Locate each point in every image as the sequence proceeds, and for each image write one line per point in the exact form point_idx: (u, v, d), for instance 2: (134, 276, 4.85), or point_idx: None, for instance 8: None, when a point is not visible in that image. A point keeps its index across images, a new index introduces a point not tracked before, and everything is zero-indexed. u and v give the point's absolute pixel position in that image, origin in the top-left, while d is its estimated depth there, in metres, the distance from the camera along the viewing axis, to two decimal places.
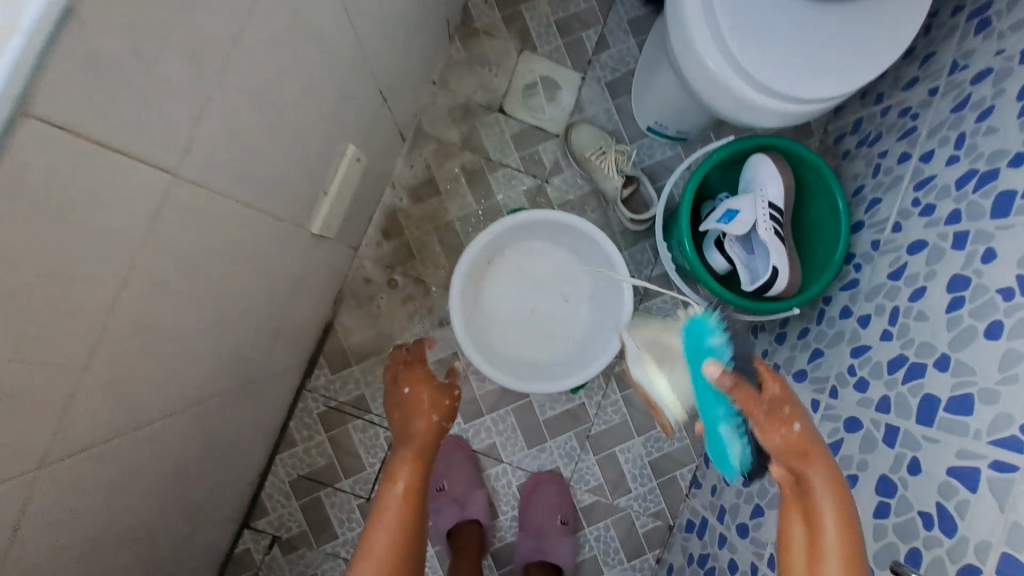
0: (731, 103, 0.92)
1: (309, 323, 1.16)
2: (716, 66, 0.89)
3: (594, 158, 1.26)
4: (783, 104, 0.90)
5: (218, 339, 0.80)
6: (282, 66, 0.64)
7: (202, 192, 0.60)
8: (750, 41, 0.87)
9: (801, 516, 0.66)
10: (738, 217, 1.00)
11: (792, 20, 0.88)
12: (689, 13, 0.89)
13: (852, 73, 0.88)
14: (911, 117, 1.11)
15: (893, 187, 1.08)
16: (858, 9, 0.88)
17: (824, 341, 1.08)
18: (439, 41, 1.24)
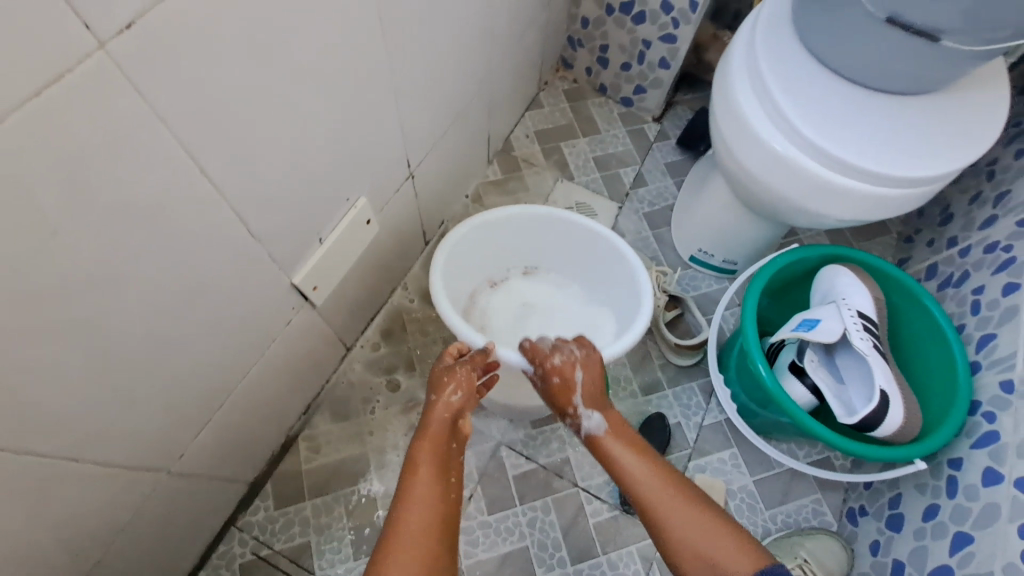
0: (786, 174, 0.80)
1: (268, 427, 0.92)
2: (768, 134, 0.80)
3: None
4: (847, 179, 0.77)
5: (131, 386, 0.60)
6: (310, 75, 0.60)
7: (178, 137, 0.49)
8: (816, 114, 0.77)
9: (645, 499, 0.65)
10: (820, 325, 0.79)
11: (855, 101, 0.79)
12: (733, 75, 0.84)
13: (938, 156, 0.75)
14: (1002, 250, 0.96)
15: (1005, 320, 0.87)
16: (927, 97, 0.79)
17: (969, 521, 0.75)
18: (478, 158, 1.25)
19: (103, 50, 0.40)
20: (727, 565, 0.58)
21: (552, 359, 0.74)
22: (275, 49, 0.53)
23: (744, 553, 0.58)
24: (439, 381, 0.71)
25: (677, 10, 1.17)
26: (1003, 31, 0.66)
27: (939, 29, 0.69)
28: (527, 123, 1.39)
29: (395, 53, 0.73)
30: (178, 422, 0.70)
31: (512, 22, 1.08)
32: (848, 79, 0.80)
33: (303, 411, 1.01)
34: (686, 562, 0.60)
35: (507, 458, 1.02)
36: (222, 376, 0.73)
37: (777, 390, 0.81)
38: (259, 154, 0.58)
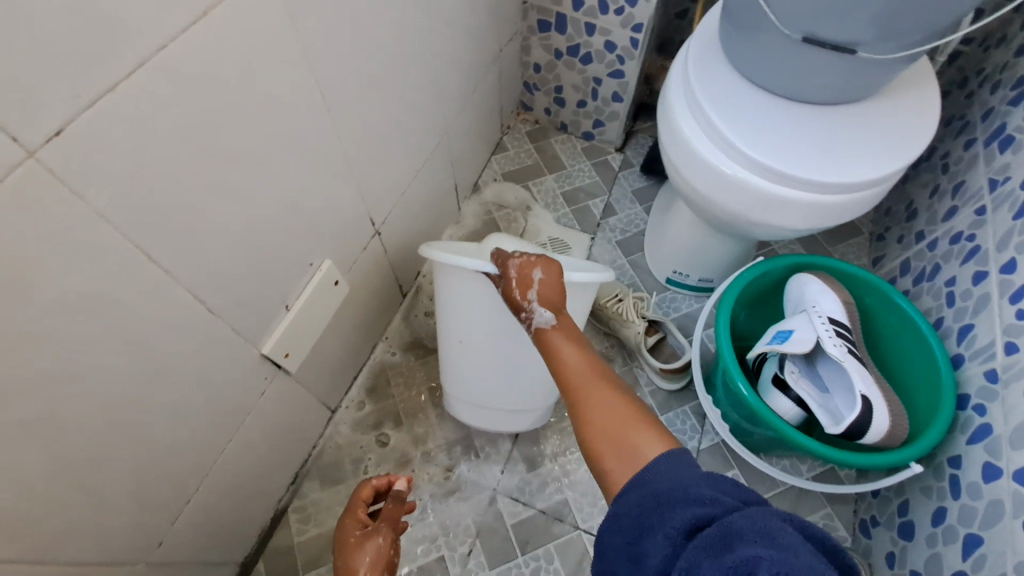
0: (750, 200, 0.82)
1: (253, 501, 0.90)
2: (725, 166, 0.81)
3: (609, 305, 1.10)
4: (808, 195, 0.79)
5: (100, 479, 0.60)
6: (256, 155, 0.62)
7: (121, 231, 0.50)
8: (759, 134, 0.80)
9: (578, 388, 0.65)
10: (793, 337, 0.79)
11: (793, 117, 0.82)
12: (678, 113, 0.86)
13: (880, 158, 0.78)
14: (966, 239, 0.97)
15: (979, 310, 0.87)
16: (857, 105, 0.82)
17: (977, 521, 0.72)
18: (448, 207, 1.27)
19: (34, 158, 0.41)
20: (637, 441, 0.56)
21: (515, 259, 0.72)
22: (215, 136, 0.55)
23: (653, 436, 0.55)
24: (354, 550, 0.74)
25: (619, 48, 1.22)
26: (913, 35, 0.69)
27: (853, 42, 0.72)
28: (494, 167, 1.43)
29: (342, 121, 0.76)
30: (153, 509, 0.69)
31: (463, 77, 1.13)
32: (783, 96, 0.83)
33: (291, 481, 0.99)
34: (600, 441, 0.58)
35: (504, 507, 0.99)
36: (197, 455, 0.72)
37: (761, 406, 0.80)
38: (211, 235, 0.60)
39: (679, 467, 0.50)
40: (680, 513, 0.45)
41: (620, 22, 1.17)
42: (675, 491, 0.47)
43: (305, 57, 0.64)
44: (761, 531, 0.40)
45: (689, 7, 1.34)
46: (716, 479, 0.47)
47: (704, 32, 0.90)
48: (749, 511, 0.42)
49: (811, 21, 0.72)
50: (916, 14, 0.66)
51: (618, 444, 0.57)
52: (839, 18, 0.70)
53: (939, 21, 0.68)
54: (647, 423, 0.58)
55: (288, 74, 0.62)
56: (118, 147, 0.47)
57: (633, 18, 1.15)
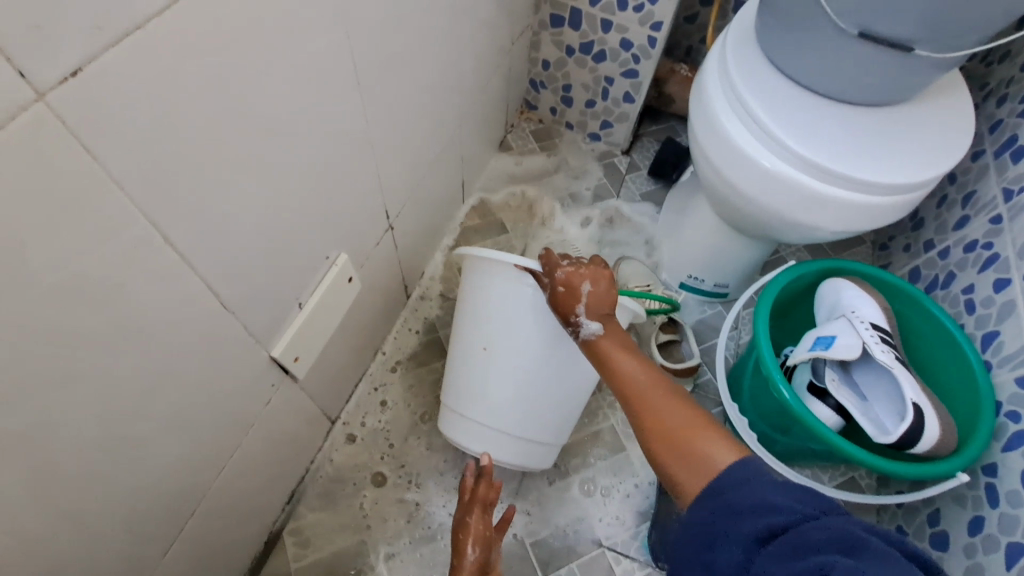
0: (796, 199, 0.78)
1: (248, 522, 0.80)
2: (772, 163, 0.78)
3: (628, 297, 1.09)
4: (857, 194, 0.76)
5: (86, 500, 0.50)
6: (281, 128, 0.54)
7: (137, 202, 0.42)
8: (801, 130, 0.77)
9: (637, 400, 0.62)
10: (839, 341, 0.76)
11: (835, 115, 0.79)
12: (718, 109, 0.83)
13: (925, 160, 0.76)
14: (982, 248, 0.98)
15: (1004, 316, 0.87)
16: (898, 107, 0.80)
17: (1019, 530, 0.71)
18: (454, 203, 1.21)
19: (43, 102, 0.34)
20: (705, 448, 0.52)
21: (562, 266, 0.69)
22: (241, 97, 0.48)
23: (724, 443, 0.52)
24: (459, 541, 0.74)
25: (635, 46, 1.19)
26: (972, 34, 0.68)
27: (908, 39, 0.70)
28: (498, 165, 1.37)
29: (369, 100, 0.69)
30: (142, 534, 0.60)
31: (478, 67, 1.08)
32: (823, 94, 0.81)
33: (286, 499, 0.90)
34: (670, 451, 0.55)
35: (523, 524, 0.93)
36: (194, 472, 0.63)
37: (806, 414, 0.76)
38: (230, 214, 0.52)
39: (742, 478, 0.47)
40: (754, 520, 0.42)
41: (639, 19, 1.14)
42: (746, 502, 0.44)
43: (339, 20, 0.57)
44: (842, 544, 0.38)
45: (699, 12, 1.33)
46: (787, 487, 0.43)
47: (740, 29, 0.87)
48: (826, 518, 0.40)
49: (869, 15, 0.69)
50: (977, 10, 0.64)
51: (686, 453, 0.53)
52: (899, 13, 0.68)
53: (998, 19, 0.66)
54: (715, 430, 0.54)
55: (322, 39, 0.55)
56: (139, 99, 0.39)
57: (652, 16, 1.13)
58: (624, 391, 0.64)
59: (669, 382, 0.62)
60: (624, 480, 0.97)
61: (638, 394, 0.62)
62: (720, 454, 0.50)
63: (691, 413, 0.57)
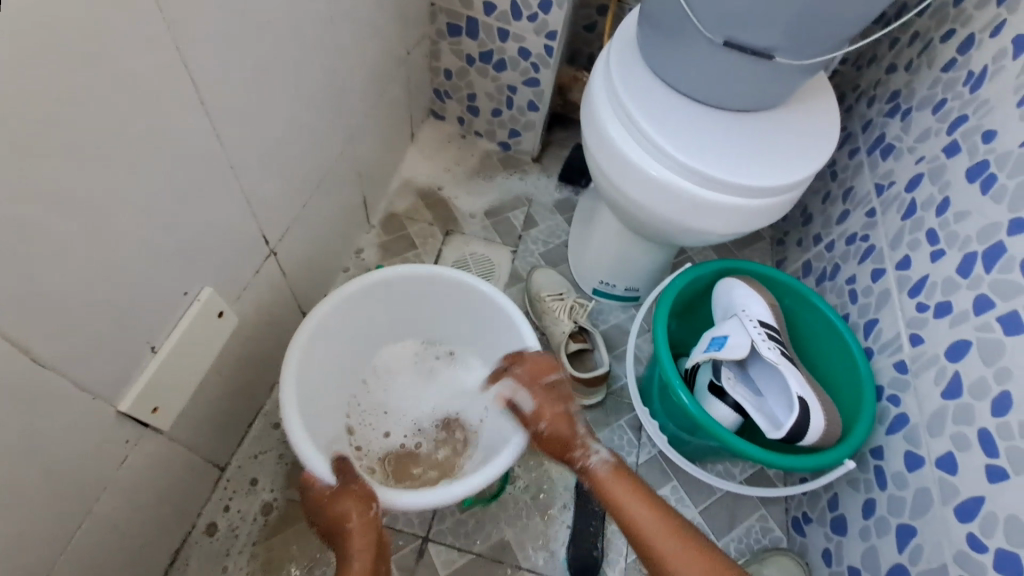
0: (684, 206, 0.80)
1: None
2: (659, 171, 0.79)
3: (549, 300, 1.11)
4: (740, 199, 0.78)
5: None
6: (92, 155, 0.48)
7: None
8: (683, 137, 0.78)
9: (648, 541, 0.63)
10: (730, 341, 0.77)
11: (715, 121, 0.81)
12: (605, 121, 0.83)
13: (799, 161, 0.79)
14: (861, 240, 1.04)
15: (881, 305, 0.92)
16: (773, 112, 0.83)
17: (907, 511, 0.74)
18: (356, 221, 1.15)
19: None
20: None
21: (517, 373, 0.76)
22: (24, 119, 0.41)
23: None
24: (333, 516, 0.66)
25: (534, 55, 1.18)
26: (827, 42, 0.71)
27: (771, 47, 0.72)
28: (405, 177, 1.32)
29: (220, 119, 0.63)
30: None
31: (369, 79, 1.03)
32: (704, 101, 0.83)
33: (168, 559, 0.81)
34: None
35: (439, 556, 0.88)
36: (20, 552, 0.54)
37: (703, 416, 0.77)
38: (27, 253, 0.45)
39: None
40: None
41: (534, 28, 1.14)
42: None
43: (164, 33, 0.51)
44: None
45: (597, 20, 1.35)
46: None
47: (624, 39, 0.88)
48: None
49: (733, 24, 0.72)
50: (828, 19, 0.67)
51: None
52: (760, 22, 0.70)
53: (849, 29, 0.70)
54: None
55: (140, 53, 0.49)
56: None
57: (547, 25, 1.12)
58: (631, 530, 0.65)
59: (675, 514, 0.65)
60: (542, 496, 0.95)
61: (648, 533, 0.63)
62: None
63: (712, 555, 0.61)
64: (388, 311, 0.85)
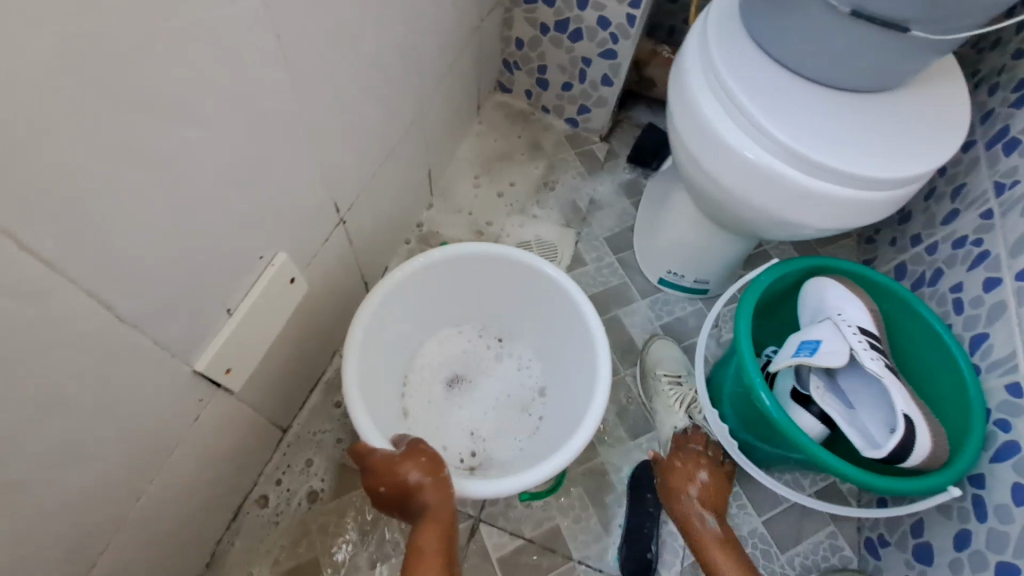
0: (781, 194, 0.72)
1: (183, 546, 0.74)
2: (757, 155, 0.71)
3: (664, 382, 0.96)
4: (848, 190, 0.70)
5: None
6: (180, 111, 0.46)
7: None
8: (788, 117, 0.71)
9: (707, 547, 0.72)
10: (824, 348, 0.71)
11: (825, 102, 0.73)
12: (699, 94, 0.76)
13: (918, 154, 0.70)
14: (971, 244, 0.93)
15: (994, 317, 0.83)
16: (891, 95, 0.74)
17: (1010, 549, 0.67)
18: (420, 194, 1.13)
19: None
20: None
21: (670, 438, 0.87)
22: (114, 67, 0.40)
23: None
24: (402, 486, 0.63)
25: (614, 25, 1.11)
26: (973, 15, 0.62)
27: (905, 20, 0.63)
28: (469, 151, 1.29)
29: (301, 80, 0.60)
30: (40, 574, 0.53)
31: (442, 46, 0.99)
32: (813, 79, 0.74)
33: (230, 516, 0.83)
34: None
35: (489, 538, 0.87)
36: (99, 500, 0.56)
37: (790, 426, 0.71)
38: (116, 207, 0.44)
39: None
40: None
41: None
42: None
43: None
44: None
45: None
46: None
47: (724, 7, 0.80)
48: None
49: None
50: None
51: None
52: None
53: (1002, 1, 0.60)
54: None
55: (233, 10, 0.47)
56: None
57: None
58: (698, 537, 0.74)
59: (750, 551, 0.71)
60: (597, 490, 0.92)
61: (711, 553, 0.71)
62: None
63: None
64: (449, 288, 0.83)
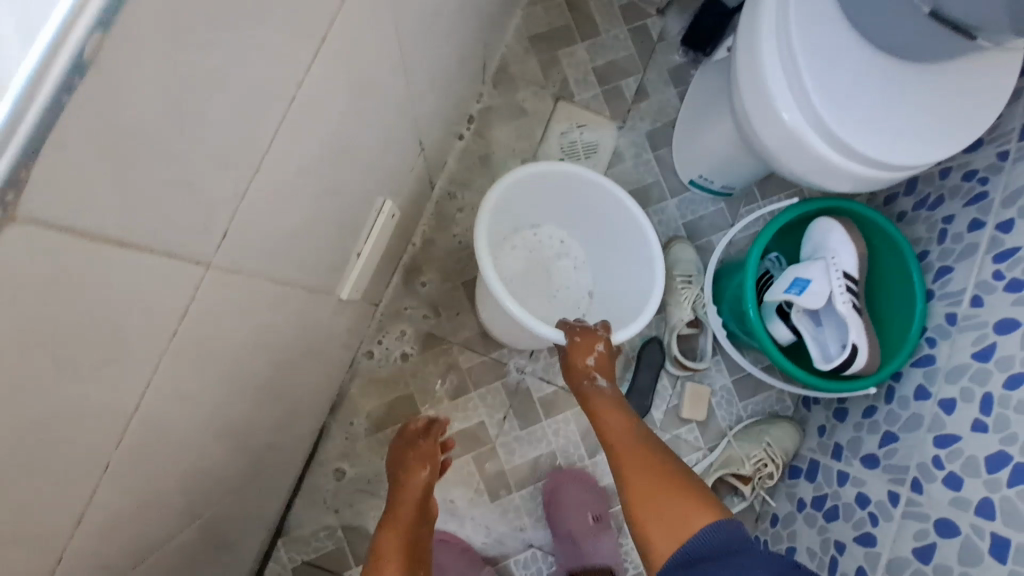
0: (803, 159, 0.80)
1: (322, 391, 1.04)
2: (793, 119, 0.78)
3: (678, 282, 1.17)
4: (863, 167, 0.78)
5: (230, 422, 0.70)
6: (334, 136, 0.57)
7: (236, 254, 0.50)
8: (835, 88, 0.76)
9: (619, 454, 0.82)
10: (811, 289, 0.90)
11: (875, 75, 0.76)
12: (764, 42, 0.78)
13: (940, 142, 0.76)
14: (977, 181, 1.04)
15: (964, 256, 1.00)
16: (943, 72, 0.77)
17: (898, 424, 0.98)
18: (472, 86, 1.16)
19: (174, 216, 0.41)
20: (656, 544, 0.70)
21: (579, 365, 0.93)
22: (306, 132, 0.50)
23: (699, 508, 0.69)
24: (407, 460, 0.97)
25: None
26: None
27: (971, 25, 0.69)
28: (518, 28, 1.25)
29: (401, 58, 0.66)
30: (262, 425, 0.82)
31: None
32: (875, 47, 0.76)
33: (347, 368, 1.14)
34: (641, 514, 0.73)
35: (531, 384, 1.20)
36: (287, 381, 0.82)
37: (765, 340, 0.95)
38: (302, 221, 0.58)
39: (729, 537, 0.65)
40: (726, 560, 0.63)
41: None
42: (718, 555, 0.64)
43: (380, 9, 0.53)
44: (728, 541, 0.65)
45: None
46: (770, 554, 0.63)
47: None
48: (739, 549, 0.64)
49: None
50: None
51: (660, 508, 0.71)
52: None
53: None
54: (705, 504, 0.69)
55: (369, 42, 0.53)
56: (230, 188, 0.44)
57: None
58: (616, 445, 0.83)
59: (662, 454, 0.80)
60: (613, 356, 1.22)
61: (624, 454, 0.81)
62: (706, 520, 0.68)
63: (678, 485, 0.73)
64: (522, 199, 1.00)
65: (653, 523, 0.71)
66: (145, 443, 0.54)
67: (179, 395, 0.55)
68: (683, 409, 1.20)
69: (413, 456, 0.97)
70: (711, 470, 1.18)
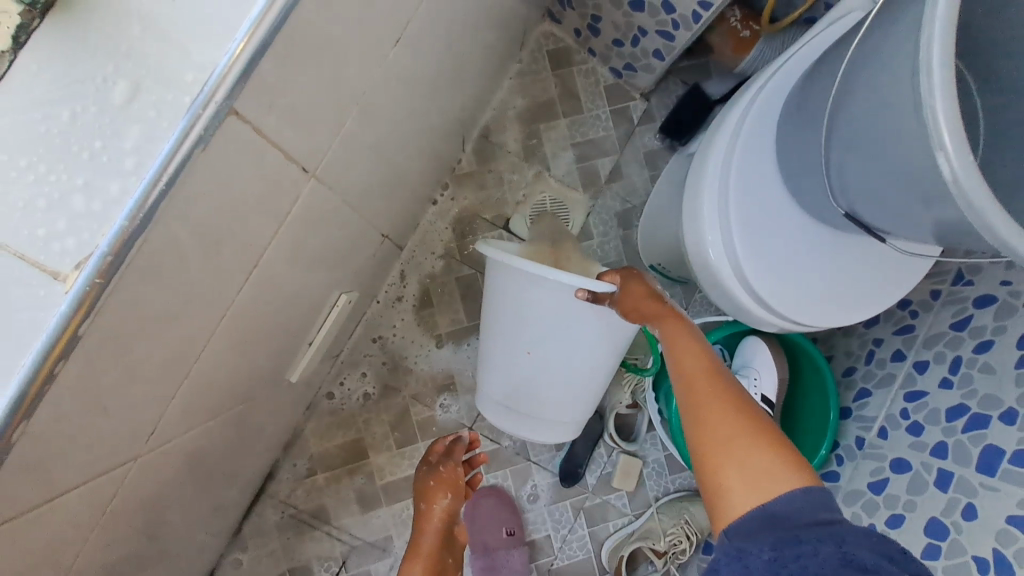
0: (721, 292, 0.85)
1: (276, 436, 1.12)
2: (717, 255, 0.82)
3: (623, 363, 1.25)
4: (771, 315, 0.84)
5: (170, 492, 0.78)
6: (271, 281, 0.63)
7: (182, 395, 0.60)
8: (758, 240, 0.81)
9: (691, 387, 0.70)
10: None
11: (797, 238, 0.82)
12: (706, 182, 0.83)
13: (835, 312, 0.83)
14: (909, 312, 1.08)
15: (882, 384, 1.07)
16: (856, 248, 0.82)
17: None
18: (448, 156, 1.20)
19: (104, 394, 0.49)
20: (730, 495, 0.60)
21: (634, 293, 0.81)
22: None
23: (792, 472, 0.59)
24: (427, 493, 1.00)
25: (679, 13, 1.02)
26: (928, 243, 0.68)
27: (879, 228, 0.72)
28: (504, 98, 1.28)
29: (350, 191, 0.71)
30: (209, 481, 0.91)
31: (482, 31, 0.95)
32: (800, 214, 0.82)
33: (305, 409, 1.21)
34: (714, 461, 0.63)
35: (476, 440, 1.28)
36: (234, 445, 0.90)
37: None
38: None
39: (820, 507, 0.57)
40: (833, 547, 0.54)
41: None
42: (809, 524, 0.56)
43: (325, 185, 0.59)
44: (818, 515, 0.57)
45: None
46: (869, 543, 0.55)
47: (767, 106, 0.81)
48: (846, 546, 0.54)
49: (854, 202, 0.70)
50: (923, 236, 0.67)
51: (741, 457, 0.61)
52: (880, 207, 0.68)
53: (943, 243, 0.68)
54: (793, 464, 0.60)
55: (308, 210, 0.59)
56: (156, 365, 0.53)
57: None
58: (688, 373, 0.72)
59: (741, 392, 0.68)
60: None
61: (700, 383, 0.70)
62: (794, 483, 0.58)
63: (764, 435, 0.63)
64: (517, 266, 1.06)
65: (730, 469, 0.61)
66: (83, 531, 0.62)
67: (113, 492, 0.63)
68: (614, 478, 1.28)
69: (435, 485, 1.01)
70: (632, 537, 1.25)
